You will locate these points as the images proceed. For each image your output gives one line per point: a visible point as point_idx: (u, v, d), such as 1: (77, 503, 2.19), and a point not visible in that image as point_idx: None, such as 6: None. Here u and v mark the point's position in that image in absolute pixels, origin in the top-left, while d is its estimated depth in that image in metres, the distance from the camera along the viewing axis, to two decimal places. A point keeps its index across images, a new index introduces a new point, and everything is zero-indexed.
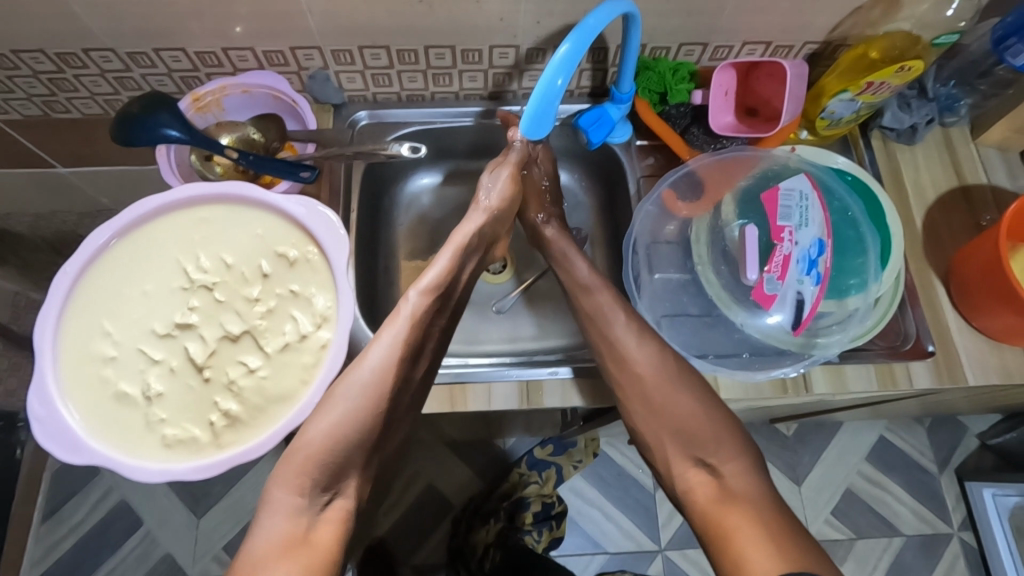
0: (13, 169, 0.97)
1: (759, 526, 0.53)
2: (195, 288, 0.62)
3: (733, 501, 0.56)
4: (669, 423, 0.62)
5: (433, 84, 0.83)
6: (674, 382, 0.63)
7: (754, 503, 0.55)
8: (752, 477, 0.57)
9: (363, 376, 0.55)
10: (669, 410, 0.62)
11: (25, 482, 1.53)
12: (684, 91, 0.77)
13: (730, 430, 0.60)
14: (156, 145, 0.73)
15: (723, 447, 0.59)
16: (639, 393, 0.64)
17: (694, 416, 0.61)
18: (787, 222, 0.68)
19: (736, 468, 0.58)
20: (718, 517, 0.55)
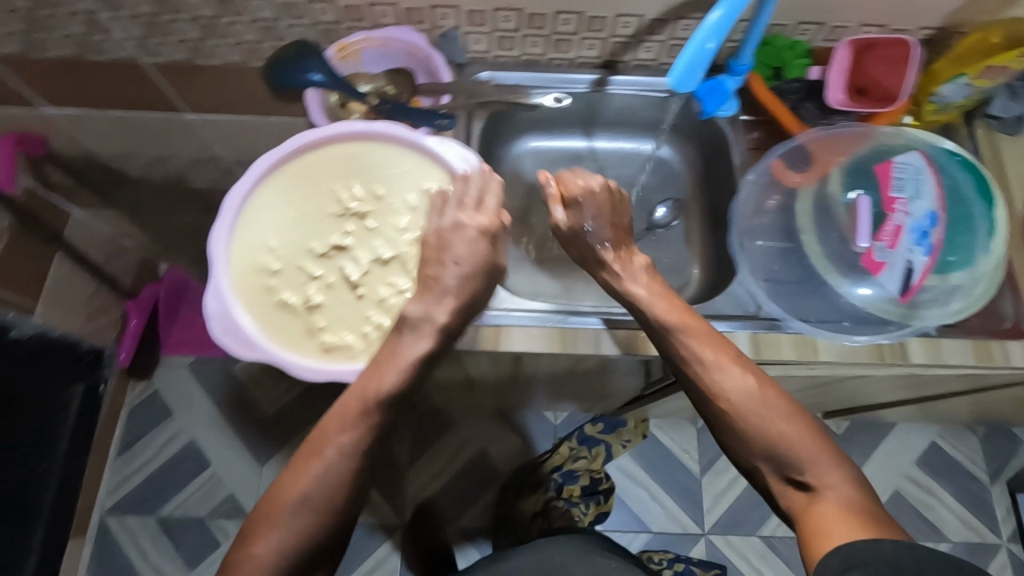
0: (148, 112, 1.05)
1: (860, 517, 0.56)
2: (348, 215, 0.67)
3: (834, 507, 0.58)
4: (760, 444, 0.63)
5: (553, 50, 0.87)
6: (765, 409, 0.64)
7: (853, 506, 0.58)
8: (851, 486, 0.60)
9: (311, 487, 0.57)
10: (760, 434, 0.63)
11: (106, 416, 1.62)
12: (801, 66, 0.81)
13: (824, 444, 0.62)
14: (302, 89, 0.79)
15: (819, 461, 0.61)
16: (734, 410, 0.64)
17: (787, 437, 0.62)
18: (900, 195, 0.74)
19: (834, 476, 0.61)
20: (814, 518, 0.59)
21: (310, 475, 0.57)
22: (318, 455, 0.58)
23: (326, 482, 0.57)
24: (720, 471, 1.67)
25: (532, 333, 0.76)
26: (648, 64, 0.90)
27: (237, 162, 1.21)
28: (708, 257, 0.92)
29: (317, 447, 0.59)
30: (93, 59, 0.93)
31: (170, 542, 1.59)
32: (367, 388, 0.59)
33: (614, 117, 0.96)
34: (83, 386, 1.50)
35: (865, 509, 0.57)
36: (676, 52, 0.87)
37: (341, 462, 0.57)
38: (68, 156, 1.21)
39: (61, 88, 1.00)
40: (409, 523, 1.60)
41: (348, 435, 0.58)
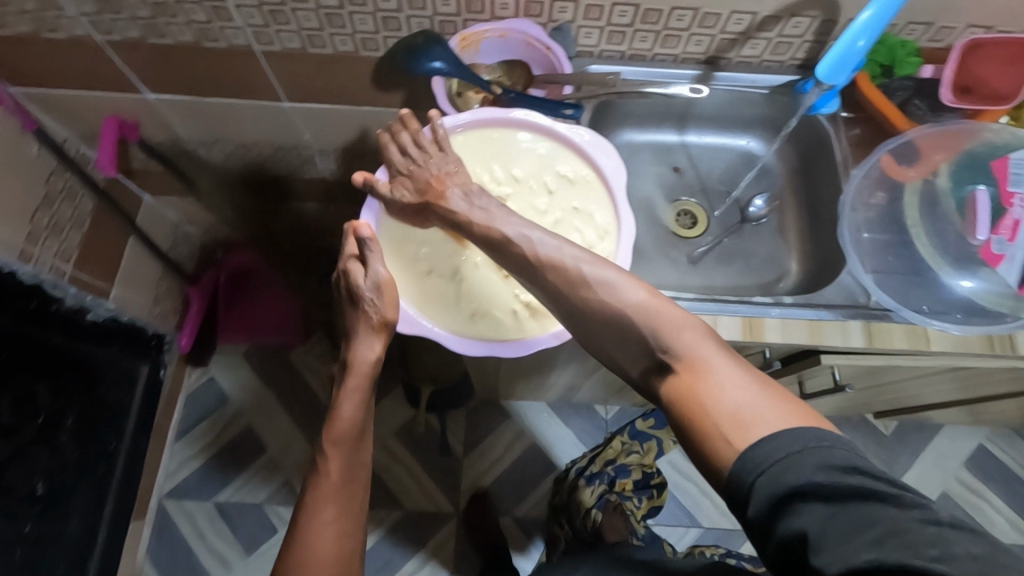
0: (248, 99, 1.08)
1: (734, 390, 0.54)
2: (492, 197, 0.71)
3: (699, 375, 0.56)
4: (619, 333, 0.61)
5: (660, 45, 0.90)
6: (619, 289, 0.61)
7: (715, 371, 0.55)
8: (710, 348, 0.57)
9: (307, 539, 0.66)
10: (609, 318, 0.60)
11: (167, 401, 1.64)
12: (915, 63, 0.82)
13: (682, 316, 0.59)
14: (427, 76, 0.83)
15: (672, 329, 0.58)
16: (606, 318, 0.61)
17: (636, 312, 0.60)
18: (1017, 188, 0.76)
19: (692, 342, 0.57)
20: (686, 395, 0.56)
21: (302, 533, 0.67)
22: (307, 517, 0.68)
23: (335, 511, 0.68)
24: None
25: None
26: (750, 61, 0.92)
27: (322, 151, 1.24)
28: (804, 249, 0.94)
29: (303, 506, 0.69)
30: (207, 45, 0.96)
31: (228, 526, 1.61)
32: (330, 435, 0.70)
33: (711, 111, 0.98)
34: (148, 367, 1.53)
35: (735, 368, 0.55)
36: (780, 49, 0.89)
37: (325, 508, 0.68)
38: (156, 141, 1.24)
39: (169, 73, 1.03)
40: (465, 513, 1.62)
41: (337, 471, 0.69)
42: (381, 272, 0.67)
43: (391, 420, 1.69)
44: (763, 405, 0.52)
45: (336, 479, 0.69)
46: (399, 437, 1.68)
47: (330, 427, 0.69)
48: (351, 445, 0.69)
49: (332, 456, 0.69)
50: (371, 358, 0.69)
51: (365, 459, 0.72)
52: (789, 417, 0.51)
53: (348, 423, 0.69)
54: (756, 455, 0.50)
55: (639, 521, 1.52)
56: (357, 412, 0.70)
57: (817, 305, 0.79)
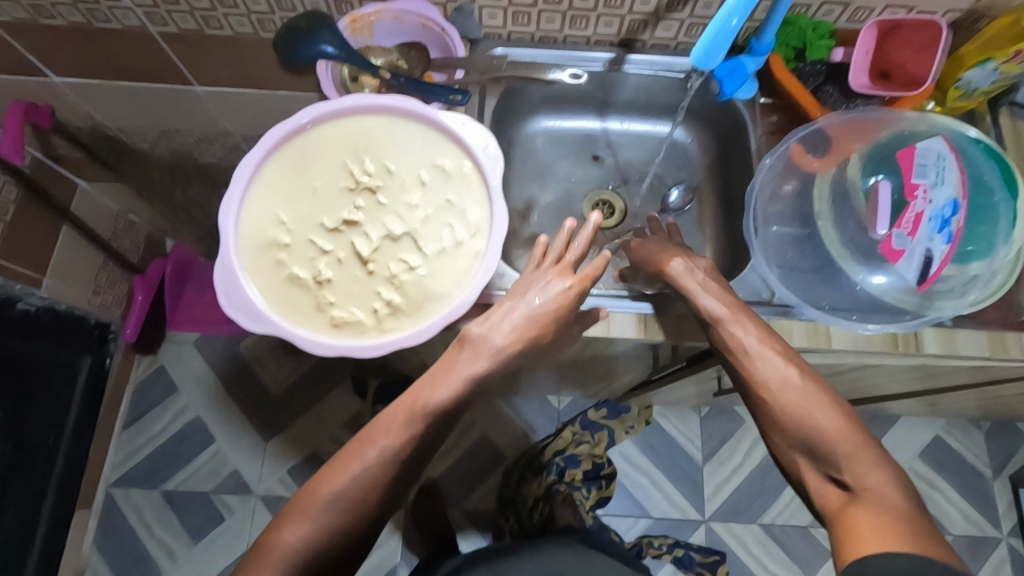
0: (156, 83, 1.04)
1: (899, 523, 0.52)
2: (360, 189, 0.66)
3: (874, 507, 0.54)
4: (796, 435, 0.61)
5: (568, 27, 0.85)
6: (814, 404, 0.60)
7: (894, 513, 0.53)
8: (897, 490, 0.55)
9: (363, 457, 0.63)
10: (800, 426, 0.61)
11: (113, 391, 1.62)
12: (824, 47, 0.78)
13: (871, 445, 0.58)
14: (315, 60, 0.79)
15: (862, 458, 0.57)
16: (781, 412, 0.62)
17: (824, 429, 0.59)
18: (921, 180, 0.71)
19: (880, 477, 0.56)
20: (850, 517, 0.55)
21: (350, 473, 0.62)
22: (359, 454, 0.63)
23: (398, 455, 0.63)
24: (723, 460, 1.67)
25: None
26: (665, 43, 0.87)
27: (246, 137, 1.20)
28: (721, 242, 0.90)
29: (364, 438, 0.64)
30: (101, 27, 0.92)
31: (174, 516, 1.60)
32: (439, 391, 0.63)
33: (630, 98, 0.94)
34: (91, 360, 1.51)
35: (913, 520, 0.52)
36: (695, 31, 0.85)
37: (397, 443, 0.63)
38: (75, 127, 1.20)
39: (71, 56, 0.99)
40: (414, 503, 1.61)
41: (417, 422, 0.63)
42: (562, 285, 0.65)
43: (341, 409, 1.68)
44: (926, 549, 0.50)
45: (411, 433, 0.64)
46: (349, 427, 1.67)
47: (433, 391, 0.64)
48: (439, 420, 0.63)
49: (420, 421, 0.63)
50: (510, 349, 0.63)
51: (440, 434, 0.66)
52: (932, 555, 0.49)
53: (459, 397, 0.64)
54: (874, 563, 0.49)
55: (587, 512, 1.50)
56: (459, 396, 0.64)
57: None
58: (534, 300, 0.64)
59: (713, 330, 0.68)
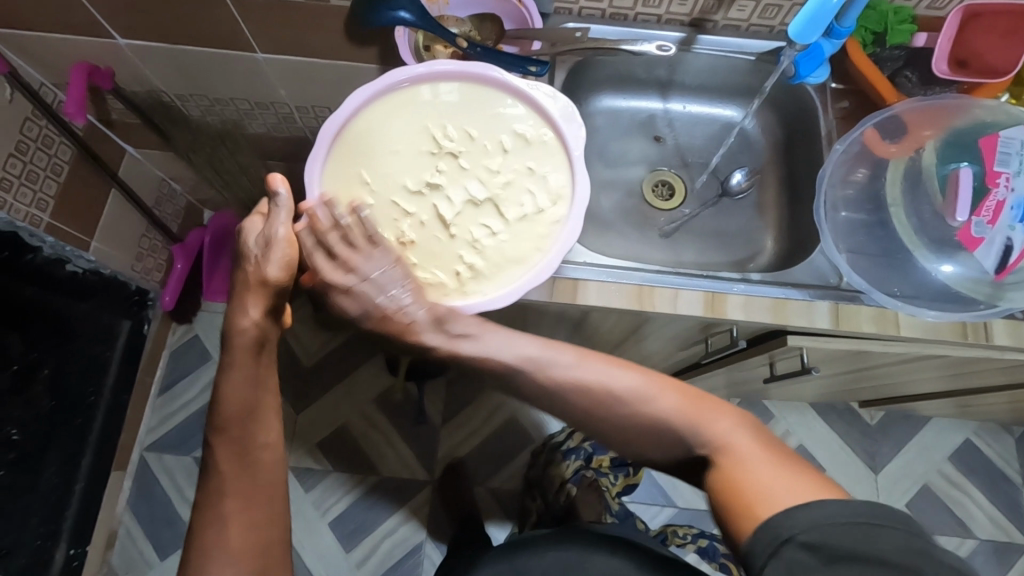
0: (219, 49, 1.05)
1: (769, 469, 0.53)
2: (442, 153, 0.67)
3: (747, 461, 0.55)
4: (644, 428, 0.59)
5: (641, 4, 0.85)
6: (617, 388, 0.60)
7: (761, 456, 0.55)
8: (744, 436, 0.56)
9: (217, 512, 0.61)
10: (650, 423, 0.59)
11: (150, 356, 1.65)
12: (906, 32, 0.77)
13: (698, 404, 0.59)
14: (391, 27, 0.78)
15: (711, 420, 0.57)
16: (617, 412, 0.59)
17: (659, 409, 0.59)
18: (1004, 168, 0.70)
19: (727, 428, 0.57)
20: (729, 480, 0.54)
21: (211, 525, 0.61)
22: (214, 509, 0.61)
23: (237, 487, 0.62)
24: None
25: (608, 288, 0.75)
26: (737, 24, 0.86)
27: (299, 107, 1.21)
28: (782, 227, 0.90)
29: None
30: None
31: None
32: (219, 421, 0.63)
33: (695, 80, 0.94)
34: (130, 324, 1.56)
35: (771, 455, 0.55)
36: (769, 13, 0.84)
37: (227, 489, 0.62)
38: (131, 92, 1.21)
39: (139, 19, 1.00)
40: (440, 481, 1.62)
41: (231, 446, 0.63)
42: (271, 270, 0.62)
43: (373, 384, 1.70)
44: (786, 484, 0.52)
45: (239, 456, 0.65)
46: (380, 402, 1.68)
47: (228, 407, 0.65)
48: (240, 430, 0.63)
49: (218, 445, 0.63)
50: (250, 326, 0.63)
51: (268, 441, 0.64)
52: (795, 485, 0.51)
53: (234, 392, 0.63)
54: (785, 523, 0.49)
55: (614, 499, 1.48)
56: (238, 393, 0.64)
57: (785, 284, 0.76)
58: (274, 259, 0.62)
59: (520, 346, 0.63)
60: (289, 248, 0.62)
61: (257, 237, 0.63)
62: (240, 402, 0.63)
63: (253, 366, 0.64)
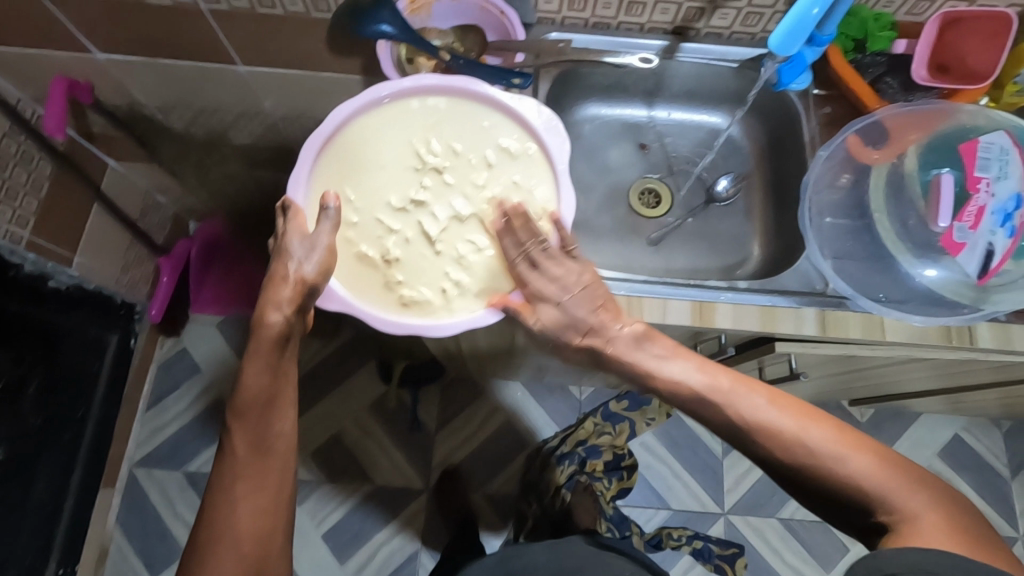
0: (200, 62, 1.04)
1: (937, 539, 0.48)
2: (426, 169, 0.66)
3: (926, 534, 0.49)
4: (823, 487, 0.53)
5: (624, 13, 0.85)
6: (812, 442, 0.53)
7: (941, 530, 0.49)
8: (940, 515, 0.50)
9: (222, 506, 0.56)
10: (825, 479, 0.53)
11: (137, 370, 1.63)
12: (886, 38, 0.78)
13: (903, 474, 0.52)
14: (374, 40, 0.78)
15: (897, 488, 0.51)
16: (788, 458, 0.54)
17: (854, 475, 0.52)
18: (984, 174, 0.71)
19: (913, 497, 0.51)
20: (898, 552, 0.49)
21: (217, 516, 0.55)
22: (222, 499, 0.56)
23: (248, 477, 0.57)
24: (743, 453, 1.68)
25: None
26: (719, 32, 0.87)
27: (284, 118, 1.20)
28: (769, 233, 0.91)
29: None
30: (151, 3, 0.91)
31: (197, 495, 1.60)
32: (232, 406, 0.58)
33: (680, 86, 0.94)
34: (117, 337, 1.53)
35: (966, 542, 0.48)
36: (751, 20, 0.84)
37: (237, 482, 0.56)
38: (113, 105, 1.20)
39: (119, 32, 0.98)
40: (435, 489, 1.61)
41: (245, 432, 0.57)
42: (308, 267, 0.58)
43: (365, 393, 1.69)
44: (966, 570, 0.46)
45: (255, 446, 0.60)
46: (373, 411, 1.67)
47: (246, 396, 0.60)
48: (257, 419, 0.58)
49: (235, 431, 0.57)
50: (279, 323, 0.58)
51: (282, 432, 0.59)
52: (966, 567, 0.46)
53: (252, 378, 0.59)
54: (891, 559, 0.46)
55: (607, 503, 1.51)
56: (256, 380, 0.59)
57: (772, 291, 0.77)
58: (312, 257, 0.58)
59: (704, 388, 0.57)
60: (329, 253, 0.59)
61: (298, 238, 0.59)
62: (258, 389, 0.58)
63: (276, 357, 0.59)
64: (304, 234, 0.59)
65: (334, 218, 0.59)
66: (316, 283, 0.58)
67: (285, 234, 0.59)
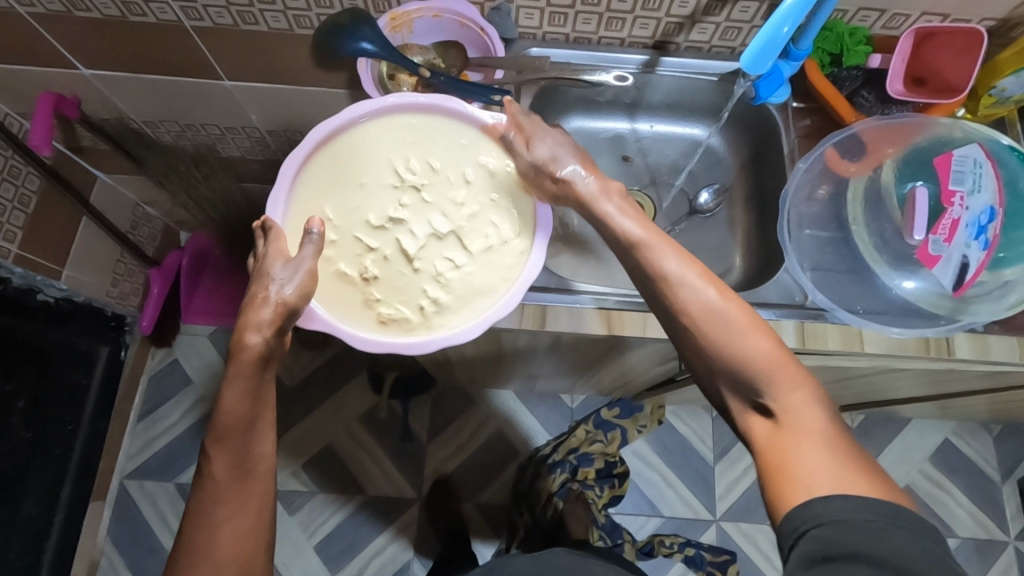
0: (185, 78, 1.04)
1: (831, 458, 0.51)
2: (405, 187, 0.67)
3: (805, 438, 0.53)
4: (724, 365, 0.57)
5: (604, 28, 0.86)
6: (725, 326, 0.56)
7: (823, 439, 0.52)
8: (820, 411, 0.54)
9: (204, 534, 0.55)
10: (724, 350, 0.56)
11: (128, 382, 1.62)
12: (861, 53, 0.79)
13: (796, 368, 0.55)
14: (355, 57, 0.79)
15: (786, 381, 0.54)
16: (700, 333, 0.57)
17: (754, 360, 0.55)
18: (959, 187, 0.71)
19: (799, 396, 0.54)
20: (781, 445, 0.53)
21: (197, 546, 0.55)
22: (202, 527, 0.55)
23: (226, 503, 0.56)
24: (735, 459, 1.68)
25: (577, 314, 0.76)
26: (698, 46, 0.88)
27: (272, 132, 1.20)
28: (750, 245, 0.91)
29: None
30: (135, 20, 0.92)
31: None
32: (213, 432, 0.57)
33: (662, 99, 0.95)
34: (109, 349, 1.55)
35: (840, 440, 0.52)
36: (730, 35, 0.85)
37: (219, 509, 0.56)
38: (100, 120, 1.20)
39: (104, 49, 0.99)
40: (428, 498, 1.61)
41: (224, 457, 0.57)
42: (287, 288, 0.58)
43: (357, 403, 1.69)
44: (837, 474, 0.50)
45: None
46: (365, 421, 1.67)
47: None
48: (238, 441, 0.57)
49: (214, 455, 0.56)
50: (259, 343, 0.57)
51: (264, 454, 0.58)
52: (845, 479, 0.49)
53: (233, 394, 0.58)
54: (807, 512, 0.48)
55: (600, 510, 1.51)
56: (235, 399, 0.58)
57: (754, 303, 0.78)
58: (290, 281, 0.58)
59: (634, 255, 0.60)
60: (310, 277, 0.59)
61: (279, 261, 0.60)
62: (234, 416, 0.57)
63: (256, 380, 0.58)
64: (286, 258, 0.60)
65: (316, 243, 0.60)
66: (295, 305, 0.58)
67: (266, 258, 0.60)
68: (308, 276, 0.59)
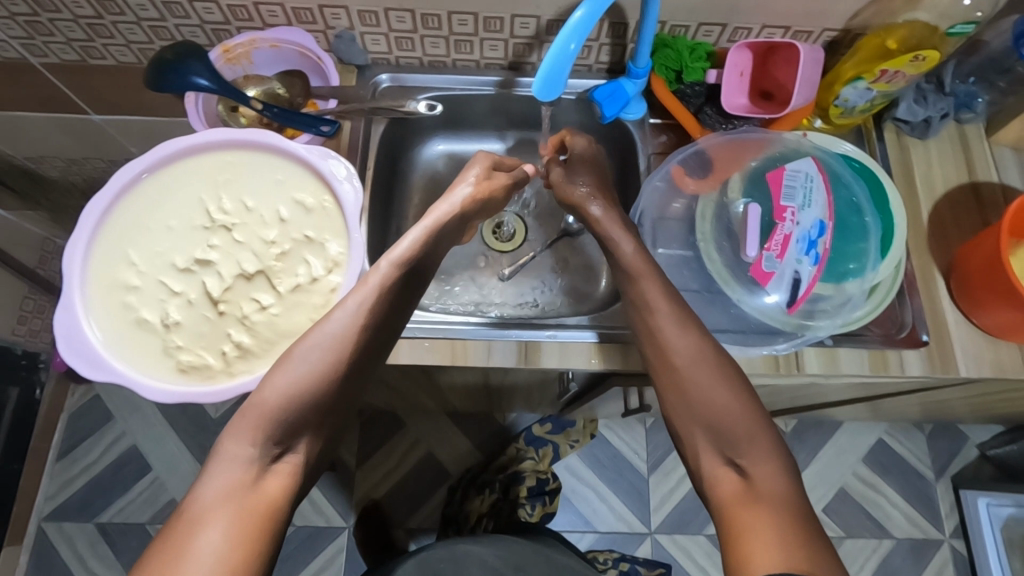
0: (43, 113, 0.99)
1: (785, 529, 0.50)
2: (216, 227, 0.65)
3: (766, 507, 0.53)
4: (702, 416, 0.58)
5: (455, 51, 0.85)
6: (712, 381, 0.59)
7: (781, 508, 0.52)
8: (783, 480, 0.54)
9: (332, 339, 0.56)
10: (703, 400, 0.58)
11: (42, 422, 1.41)
12: (699, 69, 0.79)
13: (766, 430, 0.57)
14: (185, 92, 0.75)
15: (758, 447, 0.56)
16: (680, 380, 0.59)
17: (728, 413, 0.57)
18: (789, 203, 0.72)
19: (763, 461, 0.55)
20: (741, 513, 0.53)
21: (298, 367, 0.55)
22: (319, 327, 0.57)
23: (347, 329, 0.57)
24: (669, 470, 1.54)
25: (418, 345, 0.74)
26: None
27: None
28: None
29: (270, 425, 0.53)
30: None
31: (110, 550, 1.38)
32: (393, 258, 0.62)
33: (529, 120, 0.93)
34: (18, 391, 1.35)
35: (801, 512, 0.52)
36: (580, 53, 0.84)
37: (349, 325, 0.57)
38: None
39: None
40: (356, 528, 1.46)
41: (378, 278, 0.60)
42: (467, 188, 0.72)
43: None
44: (789, 547, 0.49)
45: (329, 377, 0.55)
46: None
47: (351, 319, 0.58)
48: (407, 279, 0.62)
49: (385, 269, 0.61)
50: (450, 208, 0.69)
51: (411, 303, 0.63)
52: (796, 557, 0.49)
53: (394, 301, 0.60)
54: None
55: None
56: (384, 311, 0.60)
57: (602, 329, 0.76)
58: (469, 181, 0.72)
59: (632, 285, 0.65)
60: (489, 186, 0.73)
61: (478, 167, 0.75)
62: (406, 256, 0.62)
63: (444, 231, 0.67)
64: (481, 167, 0.74)
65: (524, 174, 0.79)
66: (476, 194, 0.71)
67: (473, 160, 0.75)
68: (488, 187, 0.73)
